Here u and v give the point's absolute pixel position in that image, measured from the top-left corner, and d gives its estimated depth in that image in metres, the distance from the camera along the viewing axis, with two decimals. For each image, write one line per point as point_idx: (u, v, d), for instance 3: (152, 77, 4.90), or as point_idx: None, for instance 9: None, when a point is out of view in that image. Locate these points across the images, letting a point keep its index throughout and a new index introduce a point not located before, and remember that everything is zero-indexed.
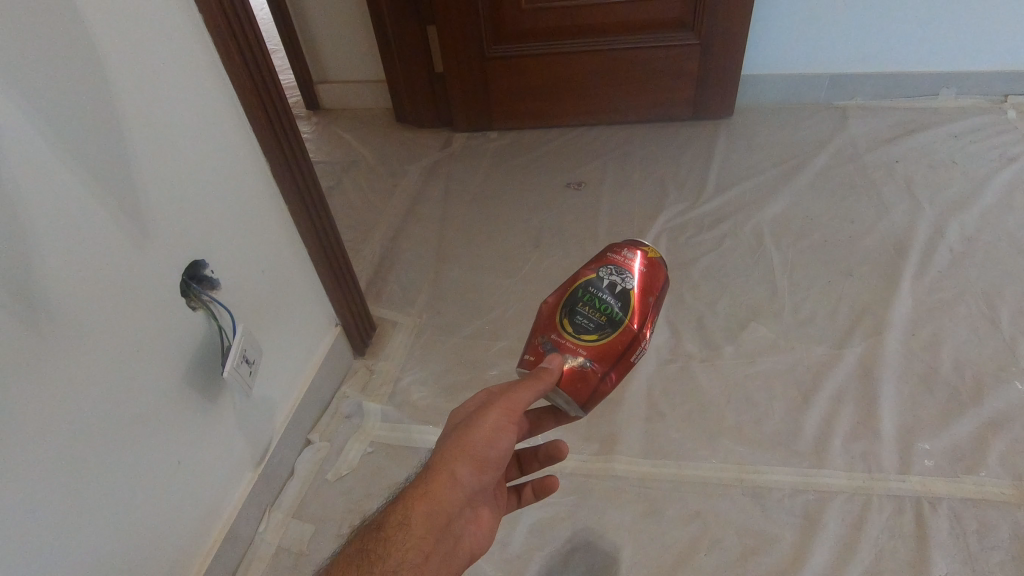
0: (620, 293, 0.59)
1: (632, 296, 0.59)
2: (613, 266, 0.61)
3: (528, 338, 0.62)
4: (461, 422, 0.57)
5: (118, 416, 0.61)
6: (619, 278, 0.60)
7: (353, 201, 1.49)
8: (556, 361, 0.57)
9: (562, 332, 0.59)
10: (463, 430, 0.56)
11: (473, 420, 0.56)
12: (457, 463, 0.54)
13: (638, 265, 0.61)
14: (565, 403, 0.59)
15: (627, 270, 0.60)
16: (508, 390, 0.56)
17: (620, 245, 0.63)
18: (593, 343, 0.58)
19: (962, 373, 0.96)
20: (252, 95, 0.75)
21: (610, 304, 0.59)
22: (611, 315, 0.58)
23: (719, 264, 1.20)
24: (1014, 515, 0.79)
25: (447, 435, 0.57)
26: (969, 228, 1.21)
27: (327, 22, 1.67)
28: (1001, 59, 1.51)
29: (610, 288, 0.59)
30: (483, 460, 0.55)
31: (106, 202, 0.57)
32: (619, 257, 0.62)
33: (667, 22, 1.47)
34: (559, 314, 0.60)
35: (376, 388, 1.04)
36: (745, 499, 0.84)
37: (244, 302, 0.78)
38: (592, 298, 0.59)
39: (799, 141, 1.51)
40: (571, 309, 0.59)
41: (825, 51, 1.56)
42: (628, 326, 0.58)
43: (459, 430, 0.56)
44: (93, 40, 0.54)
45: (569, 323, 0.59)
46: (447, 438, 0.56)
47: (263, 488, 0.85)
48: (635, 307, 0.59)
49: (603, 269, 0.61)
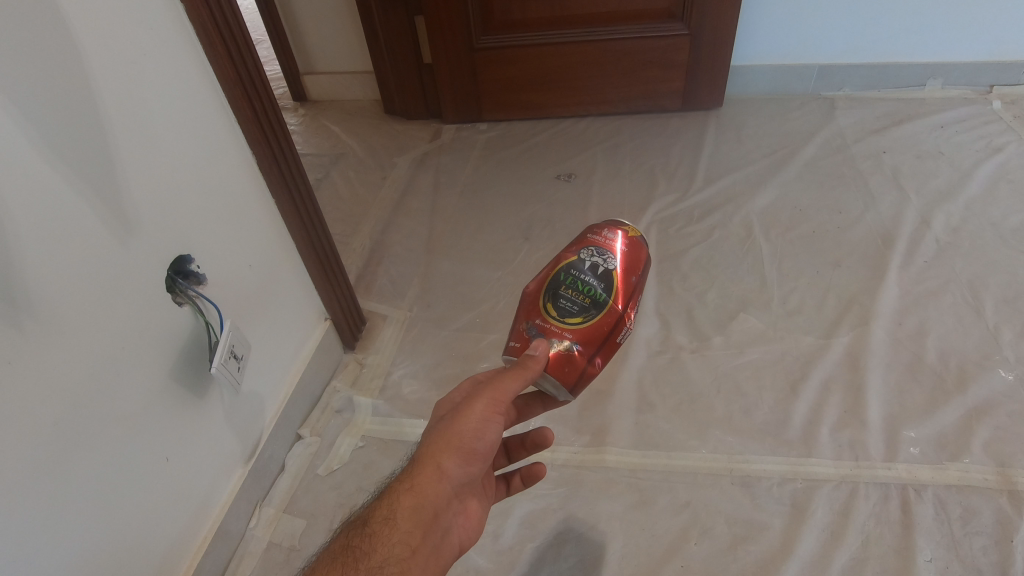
0: (602, 274, 0.59)
1: (614, 277, 0.60)
2: (594, 247, 0.61)
3: (513, 326, 0.62)
4: (447, 413, 0.57)
5: (103, 414, 0.60)
6: (601, 259, 0.60)
7: (341, 193, 1.48)
8: (541, 347, 0.57)
9: (546, 316, 0.59)
10: (448, 422, 0.56)
11: (459, 412, 0.56)
12: (443, 456, 0.54)
13: (619, 245, 0.61)
14: (553, 387, 0.59)
15: (608, 251, 0.61)
16: (495, 380, 0.56)
17: (598, 226, 0.63)
18: (579, 326, 0.58)
19: (947, 362, 0.97)
20: (236, 87, 0.74)
21: (592, 286, 0.59)
22: (595, 296, 0.58)
23: (709, 255, 1.20)
24: (997, 500, 0.81)
25: (433, 426, 0.57)
26: (954, 218, 1.22)
27: (313, 13, 1.64)
28: (986, 50, 1.52)
29: (592, 269, 0.60)
30: (470, 452, 0.55)
31: (89, 199, 0.56)
32: (599, 238, 0.62)
33: (656, 13, 1.46)
34: (542, 299, 0.60)
35: (366, 382, 1.03)
36: (734, 489, 0.85)
37: (231, 298, 0.77)
38: (575, 281, 0.59)
39: (788, 132, 1.51)
40: (554, 293, 0.59)
41: (814, 41, 1.56)
42: (612, 307, 0.59)
43: (443, 422, 0.56)
44: (73, 34, 0.53)
45: (553, 307, 0.59)
46: (431, 430, 0.56)
47: (254, 484, 0.85)
48: (619, 287, 0.59)
49: (585, 251, 0.61)
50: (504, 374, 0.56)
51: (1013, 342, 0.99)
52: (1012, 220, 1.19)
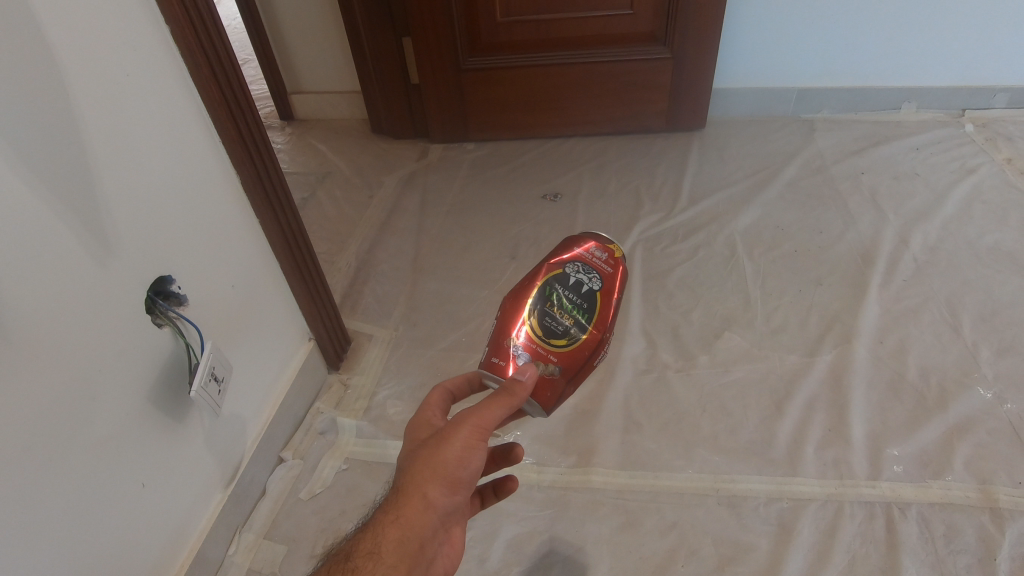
0: (587, 295, 0.62)
1: (598, 298, 0.62)
2: (581, 265, 0.63)
3: (494, 338, 0.63)
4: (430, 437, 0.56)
5: (78, 438, 0.58)
6: (587, 278, 0.62)
7: (327, 212, 1.47)
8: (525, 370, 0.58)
9: (531, 334, 0.61)
10: (430, 449, 0.54)
11: (444, 437, 0.54)
12: (427, 487, 0.53)
13: (606, 265, 0.63)
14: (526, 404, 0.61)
15: (594, 271, 0.62)
16: (480, 406, 0.55)
17: (575, 237, 0.65)
18: (562, 348, 0.60)
19: (928, 380, 0.98)
20: (221, 107, 0.74)
21: (577, 306, 0.61)
22: (578, 318, 0.61)
23: (693, 274, 1.21)
24: (979, 518, 0.82)
25: (412, 450, 0.55)
26: (932, 237, 1.25)
27: (302, 33, 1.65)
28: (958, 74, 1.57)
29: (577, 288, 0.62)
30: (456, 480, 0.54)
31: (66, 218, 0.55)
32: (587, 255, 0.63)
33: (640, 37, 1.49)
34: (528, 315, 0.62)
35: (351, 403, 1.02)
36: (721, 509, 0.85)
37: (212, 320, 0.76)
38: (560, 299, 0.62)
39: (770, 152, 1.54)
40: (539, 309, 0.62)
41: (793, 65, 1.60)
42: (595, 330, 0.61)
43: (426, 448, 0.54)
44: (56, 61, 0.53)
45: (538, 325, 0.61)
46: (412, 456, 0.55)
47: (234, 508, 0.83)
48: (602, 310, 0.61)
49: (571, 268, 0.63)
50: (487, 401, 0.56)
51: (991, 359, 1.00)
52: (987, 240, 1.23)
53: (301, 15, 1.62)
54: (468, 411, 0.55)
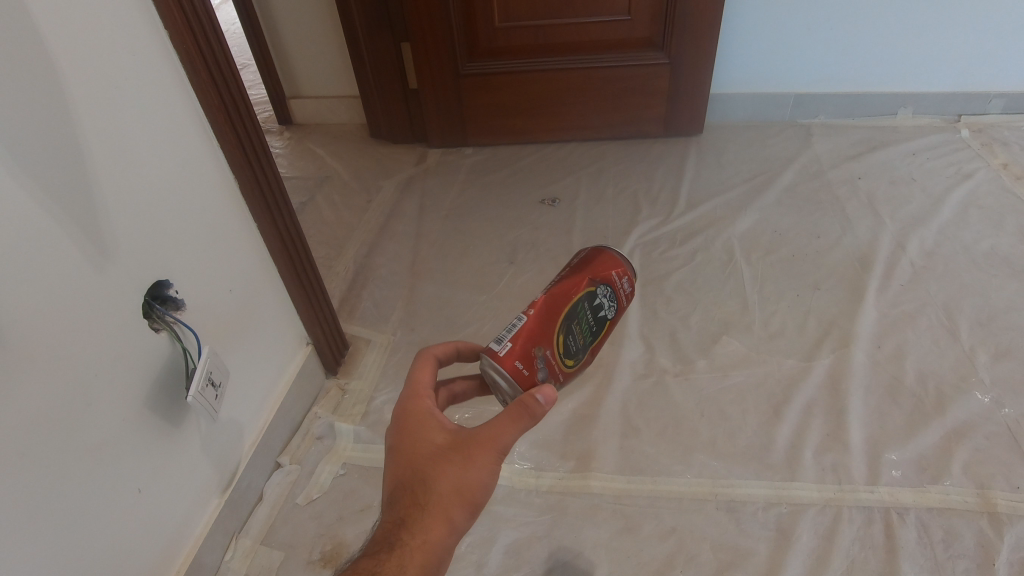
0: (600, 322, 0.65)
1: (604, 325, 0.66)
2: (605, 290, 0.65)
3: (518, 337, 0.58)
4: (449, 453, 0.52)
5: (73, 443, 0.58)
6: (605, 305, 0.65)
7: (325, 217, 1.47)
8: (547, 394, 0.54)
9: (555, 349, 0.60)
10: (457, 468, 0.51)
11: (468, 458, 0.52)
12: (454, 508, 0.51)
13: (619, 294, 0.67)
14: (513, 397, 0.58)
15: (612, 299, 0.66)
16: (501, 424, 0.53)
17: (601, 253, 0.67)
18: (569, 368, 0.63)
19: (926, 385, 0.98)
20: (220, 111, 0.74)
21: (591, 330, 0.64)
22: (588, 341, 0.64)
23: (691, 278, 1.21)
24: (978, 523, 0.82)
25: (429, 465, 0.52)
26: (929, 242, 1.25)
27: (300, 38, 1.66)
28: (953, 80, 1.58)
29: (597, 313, 0.65)
30: (478, 501, 0.52)
31: (62, 222, 0.55)
32: (613, 281, 0.66)
33: (638, 42, 1.50)
34: (558, 329, 0.61)
35: (348, 408, 1.02)
36: (720, 514, 0.85)
37: (210, 324, 0.76)
38: (584, 321, 0.63)
39: (767, 157, 1.55)
40: (567, 324, 0.62)
41: (789, 71, 1.61)
42: (591, 355, 0.66)
43: (451, 467, 0.51)
44: (54, 65, 0.53)
45: (563, 342, 0.61)
46: (432, 472, 0.51)
47: (230, 514, 0.83)
48: (602, 337, 0.66)
49: (600, 290, 0.65)
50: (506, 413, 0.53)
51: (988, 364, 1.00)
52: (983, 244, 1.23)
53: (299, 20, 1.62)
54: (494, 427, 0.53)
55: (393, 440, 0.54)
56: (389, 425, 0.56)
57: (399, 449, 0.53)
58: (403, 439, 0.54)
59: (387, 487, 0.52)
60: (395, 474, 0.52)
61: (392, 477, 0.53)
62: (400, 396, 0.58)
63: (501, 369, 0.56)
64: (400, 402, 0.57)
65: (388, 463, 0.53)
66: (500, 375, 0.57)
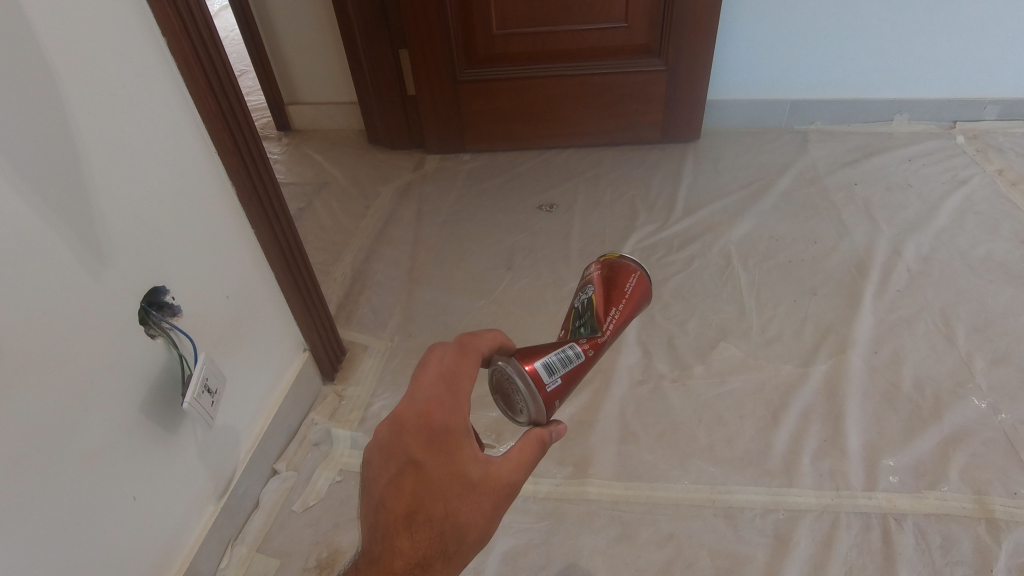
0: None
1: None
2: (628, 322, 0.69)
3: (570, 374, 0.59)
4: (481, 494, 0.48)
5: (68, 450, 0.58)
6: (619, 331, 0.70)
7: (323, 222, 1.47)
8: (563, 432, 0.56)
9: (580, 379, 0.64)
10: (487, 515, 0.48)
11: (498, 504, 0.49)
12: (471, 550, 0.48)
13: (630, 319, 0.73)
14: (527, 407, 0.57)
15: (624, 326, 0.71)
16: (526, 471, 0.51)
17: (646, 281, 0.70)
18: None
19: (922, 390, 0.98)
20: (217, 119, 0.74)
21: None
22: None
23: (688, 284, 1.22)
24: (976, 529, 0.81)
25: (459, 502, 0.46)
26: (925, 248, 1.25)
27: (299, 45, 1.67)
28: (948, 87, 1.59)
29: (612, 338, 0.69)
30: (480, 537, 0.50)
31: (60, 230, 0.55)
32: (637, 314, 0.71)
33: (635, 49, 1.51)
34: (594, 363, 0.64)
35: (345, 414, 1.01)
36: (717, 520, 0.84)
37: (206, 330, 0.76)
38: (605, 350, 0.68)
39: (764, 163, 1.56)
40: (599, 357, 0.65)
41: (786, 78, 1.62)
42: None
43: (482, 512, 0.47)
44: (52, 73, 0.54)
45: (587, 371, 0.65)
46: (460, 510, 0.46)
47: (226, 521, 0.82)
48: None
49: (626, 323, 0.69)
50: (534, 451, 0.53)
51: (985, 370, 1.01)
52: (979, 250, 1.23)
53: (298, 27, 1.63)
54: (525, 473, 0.51)
55: (419, 452, 0.46)
56: (413, 426, 0.47)
57: (426, 467, 0.46)
58: (432, 456, 0.46)
59: (398, 506, 0.45)
60: (413, 494, 0.45)
61: (409, 496, 0.45)
62: (433, 395, 0.48)
63: (545, 399, 0.56)
64: (434, 404, 0.48)
65: (407, 477, 0.45)
66: (533, 400, 0.56)
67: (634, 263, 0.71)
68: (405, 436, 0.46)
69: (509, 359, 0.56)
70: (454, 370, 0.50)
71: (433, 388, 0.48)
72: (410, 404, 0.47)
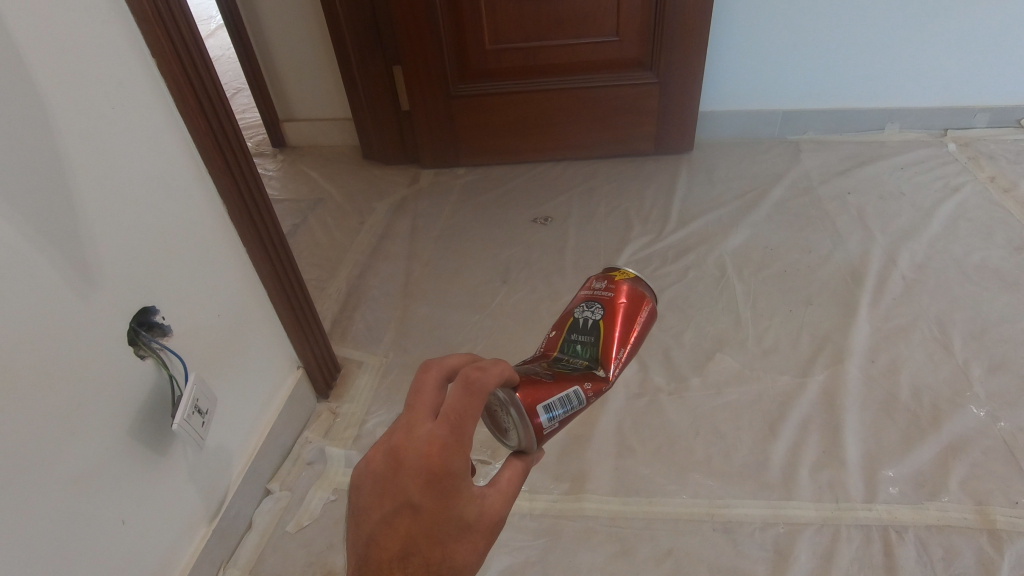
0: None
1: None
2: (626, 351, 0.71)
3: (568, 416, 0.60)
4: (477, 532, 0.47)
5: (52, 474, 0.57)
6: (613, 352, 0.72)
7: (318, 238, 1.47)
8: (542, 461, 0.58)
9: None
10: (480, 553, 0.47)
11: (489, 538, 0.49)
12: None
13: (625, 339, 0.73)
14: (519, 438, 0.57)
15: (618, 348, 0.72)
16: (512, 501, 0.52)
17: (654, 316, 0.71)
18: None
19: (920, 400, 0.98)
20: (208, 138, 0.74)
21: None
22: None
23: (684, 295, 1.21)
24: (978, 540, 0.80)
25: (454, 543, 0.46)
26: (919, 256, 1.25)
27: (293, 62, 1.68)
28: (938, 96, 1.60)
29: None
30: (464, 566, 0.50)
31: (47, 251, 0.55)
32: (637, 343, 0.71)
33: (627, 63, 1.52)
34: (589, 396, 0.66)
35: (340, 433, 1.01)
36: (716, 535, 0.83)
37: (197, 350, 0.75)
38: None
39: (757, 174, 1.56)
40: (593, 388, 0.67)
41: (777, 89, 1.63)
42: None
43: (475, 553, 0.47)
44: (41, 98, 0.54)
45: None
46: (458, 550, 0.46)
47: (218, 544, 0.81)
48: None
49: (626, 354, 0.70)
50: (518, 481, 0.54)
51: (982, 377, 1.00)
52: (974, 258, 1.23)
53: (293, 45, 1.64)
54: (511, 503, 0.51)
55: (418, 495, 0.44)
56: (413, 466, 0.44)
57: (423, 509, 0.44)
58: (430, 498, 0.44)
59: (392, 546, 0.44)
60: (408, 535, 0.44)
61: (404, 536, 0.44)
62: (436, 435, 0.45)
63: (539, 438, 0.57)
64: (437, 445, 0.44)
65: (403, 517, 0.44)
66: (528, 436, 0.57)
67: (647, 293, 0.71)
68: (403, 477, 0.44)
69: (511, 394, 0.56)
70: (460, 409, 0.46)
71: (436, 426, 0.45)
72: (410, 442, 0.45)
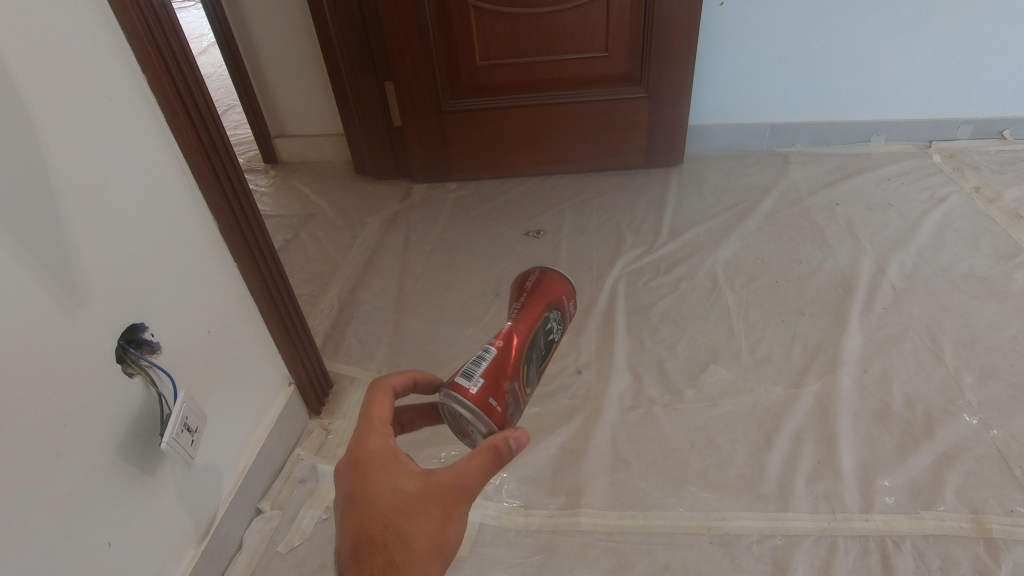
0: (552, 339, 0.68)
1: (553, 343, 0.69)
2: (554, 309, 0.68)
3: (487, 370, 0.58)
4: (420, 503, 0.50)
5: (37, 497, 0.55)
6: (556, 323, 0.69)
7: (310, 254, 1.47)
8: (523, 438, 0.52)
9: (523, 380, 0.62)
10: (435, 522, 0.50)
11: (443, 511, 0.50)
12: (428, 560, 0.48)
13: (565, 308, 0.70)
14: (475, 425, 0.57)
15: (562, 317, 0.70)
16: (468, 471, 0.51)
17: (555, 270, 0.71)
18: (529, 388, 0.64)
19: (914, 409, 0.98)
20: (199, 154, 0.74)
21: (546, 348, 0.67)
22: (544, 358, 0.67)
23: (676, 307, 1.22)
24: (975, 549, 0.80)
25: (397, 515, 0.49)
26: (908, 265, 1.27)
27: (285, 78, 1.69)
28: (922, 108, 1.63)
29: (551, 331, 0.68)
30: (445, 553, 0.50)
31: (34, 267, 0.54)
32: (560, 300, 0.69)
33: (615, 77, 1.54)
34: (525, 354, 0.62)
35: (332, 450, 0.99)
36: (713, 548, 0.83)
37: (187, 366, 0.74)
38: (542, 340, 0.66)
39: (746, 186, 1.58)
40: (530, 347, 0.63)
41: (763, 105, 1.66)
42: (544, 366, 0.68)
43: (427, 522, 0.50)
44: (29, 116, 0.54)
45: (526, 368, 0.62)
46: (404, 523, 0.49)
47: (207, 565, 0.79)
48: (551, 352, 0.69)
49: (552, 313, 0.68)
50: (487, 459, 0.51)
51: (973, 386, 1.01)
52: (961, 266, 1.25)
53: (284, 62, 1.65)
54: (473, 475, 0.51)
55: (353, 485, 0.51)
56: (344, 465, 0.53)
57: (360, 496, 0.50)
58: (364, 484, 0.51)
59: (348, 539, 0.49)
60: (357, 524, 0.49)
61: (354, 526, 0.49)
62: (355, 435, 0.54)
63: (465, 400, 0.56)
64: (356, 441, 0.54)
65: (350, 510, 0.50)
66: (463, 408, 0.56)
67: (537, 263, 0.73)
68: (343, 478, 0.52)
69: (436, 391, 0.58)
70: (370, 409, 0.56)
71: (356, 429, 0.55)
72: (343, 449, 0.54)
